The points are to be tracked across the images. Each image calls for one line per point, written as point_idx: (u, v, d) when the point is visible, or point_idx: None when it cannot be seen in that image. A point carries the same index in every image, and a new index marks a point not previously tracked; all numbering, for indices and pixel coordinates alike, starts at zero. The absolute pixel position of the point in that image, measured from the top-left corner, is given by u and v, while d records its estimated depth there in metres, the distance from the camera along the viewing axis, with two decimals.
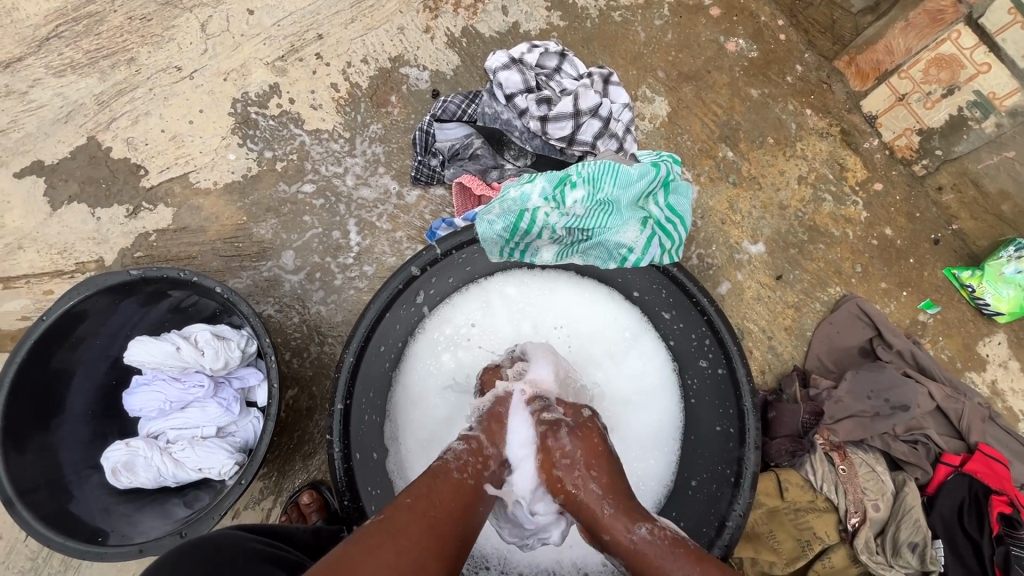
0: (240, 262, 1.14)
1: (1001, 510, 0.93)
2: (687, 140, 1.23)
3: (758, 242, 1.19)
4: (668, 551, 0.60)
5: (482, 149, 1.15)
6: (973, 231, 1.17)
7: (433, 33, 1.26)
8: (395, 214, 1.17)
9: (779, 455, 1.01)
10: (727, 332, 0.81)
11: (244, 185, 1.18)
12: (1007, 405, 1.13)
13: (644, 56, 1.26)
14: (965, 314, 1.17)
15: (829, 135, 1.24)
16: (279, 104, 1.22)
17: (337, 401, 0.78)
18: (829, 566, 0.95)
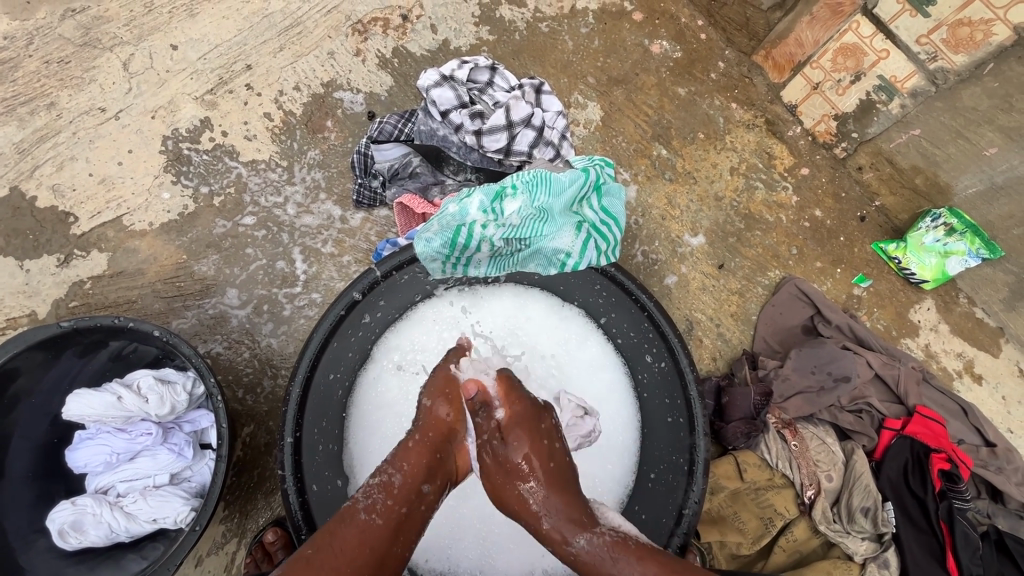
0: (183, 301, 1.11)
1: (942, 467, 0.98)
2: (622, 142, 1.27)
3: (699, 234, 1.23)
4: (613, 557, 0.60)
5: (422, 167, 1.14)
6: (893, 206, 1.24)
7: (364, 56, 1.27)
8: (341, 238, 1.17)
9: (735, 437, 1.05)
10: (668, 326, 0.84)
11: (182, 224, 1.15)
12: (941, 366, 1.20)
13: (574, 64, 1.30)
14: (895, 284, 1.24)
15: (755, 126, 1.30)
16: (212, 138, 1.20)
17: (287, 434, 0.77)
18: (792, 540, 0.98)
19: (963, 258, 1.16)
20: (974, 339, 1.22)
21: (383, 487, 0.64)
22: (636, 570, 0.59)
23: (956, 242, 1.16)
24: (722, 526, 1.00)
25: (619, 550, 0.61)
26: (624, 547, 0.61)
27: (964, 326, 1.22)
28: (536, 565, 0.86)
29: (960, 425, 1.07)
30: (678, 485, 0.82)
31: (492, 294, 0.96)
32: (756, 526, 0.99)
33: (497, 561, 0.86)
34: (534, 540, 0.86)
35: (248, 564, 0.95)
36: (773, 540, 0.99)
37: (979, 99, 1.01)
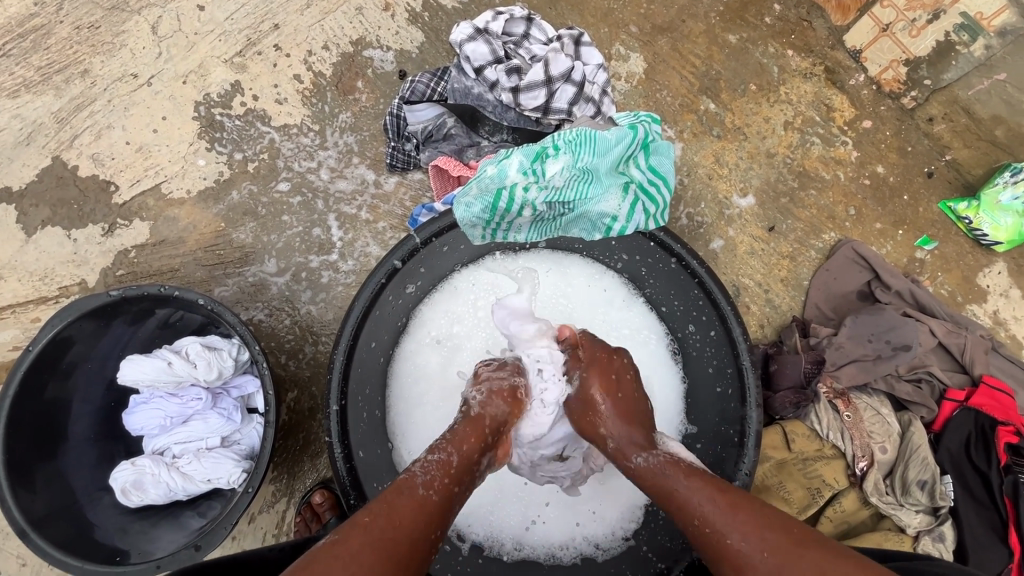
0: (224, 269, 1.12)
1: (1009, 440, 0.93)
2: (666, 96, 1.19)
3: (748, 194, 1.16)
4: (666, 472, 0.61)
5: (456, 128, 1.10)
6: (966, 160, 1.14)
7: (393, 10, 1.22)
8: (375, 203, 1.14)
9: (783, 407, 1.01)
10: (720, 293, 0.80)
11: (218, 191, 1.15)
12: (1010, 334, 1.12)
13: (615, 11, 1.21)
14: (963, 246, 1.15)
15: (813, 76, 1.20)
16: (243, 103, 1.18)
17: (333, 402, 0.77)
18: (840, 511, 0.96)
19: None
20: None
21: (440, 464, 0.62)
22: (684, 486, 0.58)
23: None
24: (767, 496, 0.97)
25: (673, 468, 0.61)
26: (677, 465, 0.61)
27: None
28: (576, 532, 0.86)
29: None
30: (727, 457, 0.80)
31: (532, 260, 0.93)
32: (803, 496, 0.97)
33: (539, 529, 0.86)
34: (575, 509, 0.86)
35: (299, 523, 0.99)
36: (820, 511, 0.97)
37: None
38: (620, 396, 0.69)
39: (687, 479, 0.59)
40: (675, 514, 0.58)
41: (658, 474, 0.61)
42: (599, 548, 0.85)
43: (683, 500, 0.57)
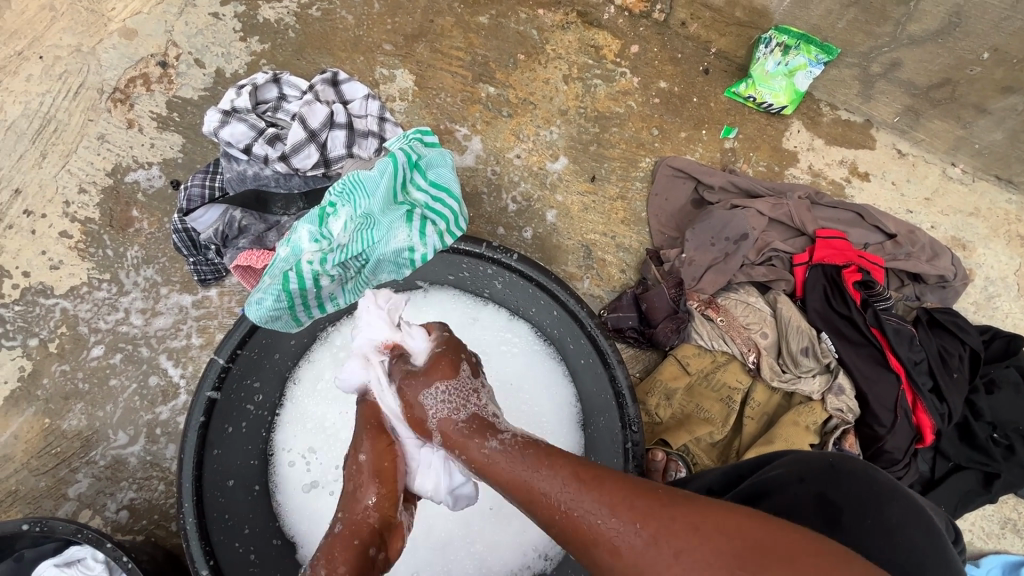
0: (69, 465, 1.00)
1: (855, 279, 1.00)
2: (446, 97, 1.18)
3: (559, 156, 1.18)
4: (523, 468, 0.55)
5: (247, 218, 1.02)
6: (728, 46, 1.20)
7: (138, 124, 1.14)
8: (202, 324, 1.06)
9: (668, 337, 1.03)
10: (538, 273, 0.79)
11: (27, 388, 1.02)
12: (829, 181, 1.20)
13: (363, 38, 1.20)
14: (760, 122, 1.21)
15: (570, 25, 1.23)
16: (15, 284, 1.06)
17: (201, 569, 0.67)
18: (756, 406, 1.00)
19: (807, 70, 1.14)
20: (850, 141, 1.21)
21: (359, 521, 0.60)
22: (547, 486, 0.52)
23: (795, 58, 1.14)
24: (690, 425, 0.99)
25: (530, 454, 0.55)
26: (533, 447, 0.56)
27: (837, 132, 1.21)
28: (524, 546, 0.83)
29: (860, 231, 1.07)
30: (615, 420, 0.78)
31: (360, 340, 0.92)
32: (720, 409, 1.00)
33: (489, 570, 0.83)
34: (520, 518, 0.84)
35: None
36: (741, 414, 1.01)
37: None
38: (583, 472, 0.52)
39: (550, 469, 0.53)
40: (532, 505, 0.53)
41: (511, 467, 0.55)
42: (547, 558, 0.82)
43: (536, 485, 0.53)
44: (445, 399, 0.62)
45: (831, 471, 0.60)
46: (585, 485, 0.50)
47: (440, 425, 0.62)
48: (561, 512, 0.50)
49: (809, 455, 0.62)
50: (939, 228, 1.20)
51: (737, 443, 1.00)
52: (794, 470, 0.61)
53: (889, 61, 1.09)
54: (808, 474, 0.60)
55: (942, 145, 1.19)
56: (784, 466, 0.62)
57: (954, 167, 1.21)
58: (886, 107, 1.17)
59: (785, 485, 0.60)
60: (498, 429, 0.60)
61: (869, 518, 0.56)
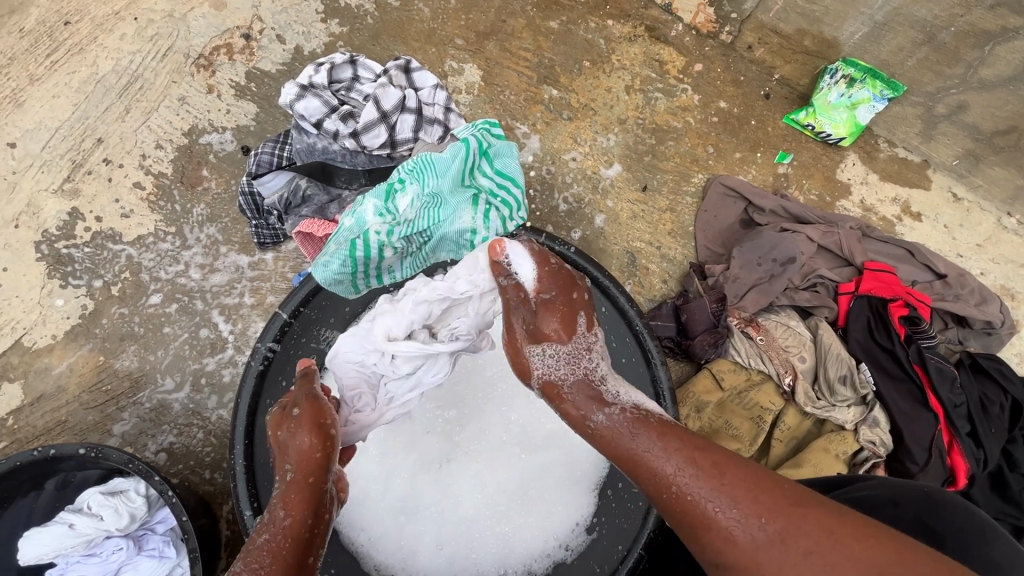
0: (116, 403, 1.05)
1: (901, 313, 1.00)
2: (509, 95, 1.22)
3: (613, 163, 1.20)
4: (632, 430, 0.59)
5: (312, 188, 1.07)
6: (792, 74, 1.22)
7: (217, 90, 1.20)
8: (255, 285, 1.10)
9: (705, 351, 1.04)
10: (595, 270, 0.83)
11: (86, 325, 1.08)
12: (880, 217, 1.20)
13: (437, 30, 1.24)
14: (816, 151, 1.22)
15: (637, 38, 1.25)
16: (87, 227, 1.12)
17: (245, 510, 0.71)
18: (786, 429, 1.00)
19: (870, 104, 1.15)
20: (905, 180, 1.22)
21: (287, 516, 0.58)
22: (655, 446, 0.56)
23: (860, 91, 1.15)
24: (718, 440, 0.99)
25: (640, 425, 0.59)
26: (645, 423, 0.59)
27: (893, 169, 1.22)
28: (547, 536, 0.85)
29: (909, 268, 1.07)
30: None
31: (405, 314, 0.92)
32: (750, 428, 1.00)
33: (508, 554, 0.84)
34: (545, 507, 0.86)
35: None
36: (769, 436, 1.01)
37: None
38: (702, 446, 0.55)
39: (663, 444, 0.56)
40: (639, 474, 0.56)
41: (620, 433, 0.59)
42: (568, 549, 0.84)
43: (648, 458, 0.56)
44: (554, 361, 0.66)
45: (928, 498, 0.61)
46: (704, 472, 0.52)
47: (559, 362, 0.66)
48: (674, 487, 0.53)
49: (909, 484, 0.63)
50: (988, 276, 1.19)
51: (763, 464, 1.00)
52: (886, 493, 0.62)
53: (956, 103, 1.10)
54: (903, 500, 0.62)
55: (1000, 193, 1.19)
56: (875, 488, 0.64)
57: (1009, 216, 1.21)
58: (946, 149, 1.18)
59: (875, 506, 0.62)
60: (606, 401, 0.63)
61: (974, 551, 0.56)
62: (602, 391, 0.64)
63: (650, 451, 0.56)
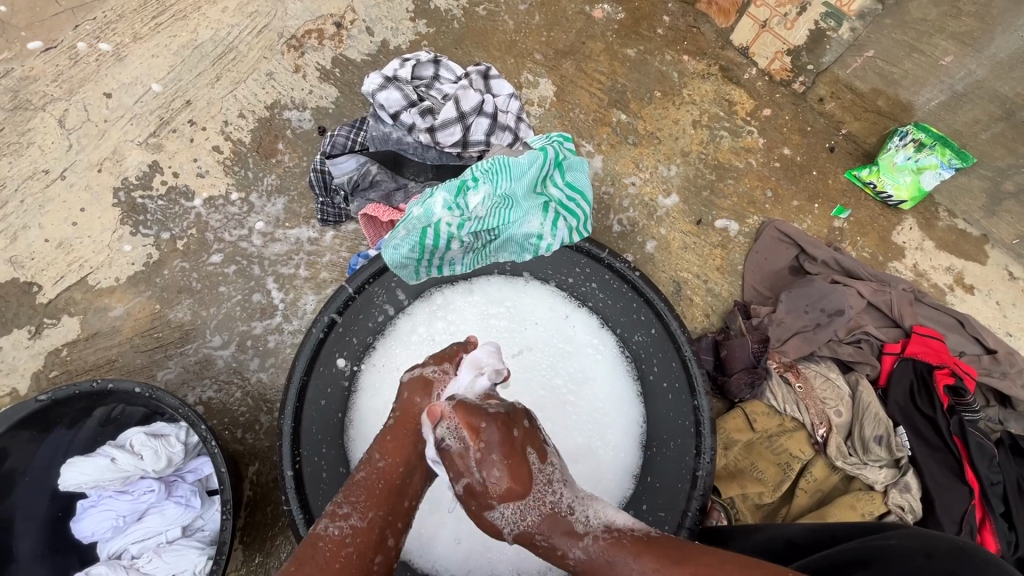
0: (165, 351, 1.09)
1: (946, 382, 0.99)
2: (579, 114, 1.25)
3: (671, 193, 1.22)
4: (610, 561, 0.58)
5: (381, 174, 1.12)
6: (860, 131, 1.23)
7: (303, 71, 1.26)
8: (312, 259, 1.15)
9: (740, 389, 1.05)
10: (653, 293, 0.85)
11: (149, 273, 1.13)
12: (932, 283, 1.20)
13: (518, 42, 1.29)
14: (874, 210, 1.23)
15: (711, 76, 1.28)
16: (164, 181, 1.18)
17: (286, 468, 0.76)
18: (813, 480, 0.99)
19: (936, 171, 1.16)
20: (960, 251, 1.21)
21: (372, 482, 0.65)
22: (635, 569, 0.56)
23: (927, 157, 1.16)
24: (742, 480, 0.99)
25: (619, 552, 0.58)
26: (623, 547, 0.58)
27: (950, 239, 1.22)
28: None
29: (958, 338, 1.07)
30: (687, 448, 0.82)
31: (453, 305, 0.92)
32: (775, 473, 0.99)
33: (524, 558, 0.85)
34: None
35: None
36: (794, 485, 0.99)
37: (926, 9, 0.99)
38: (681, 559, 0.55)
39: (642, 565, 0.55)
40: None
41: (605, 569, 0.57)
42: None
43: None
44: (513, 516, 0.63)
45: (962, 552, 0.55)
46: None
47: (513, 509, 0.62)
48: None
49: (943, 537, 0.58)
50: None
51: (785, 511, 0.99)
52: (916, 545, 0.58)
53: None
54: (936, 551, 0.56)
55: None
56: (901, 538, 0.59)
57: None
58: (1007, 226, 1.17)
59: (904, 556, 0.57)
60: None
61: None
62: (574, 521, 0.61)
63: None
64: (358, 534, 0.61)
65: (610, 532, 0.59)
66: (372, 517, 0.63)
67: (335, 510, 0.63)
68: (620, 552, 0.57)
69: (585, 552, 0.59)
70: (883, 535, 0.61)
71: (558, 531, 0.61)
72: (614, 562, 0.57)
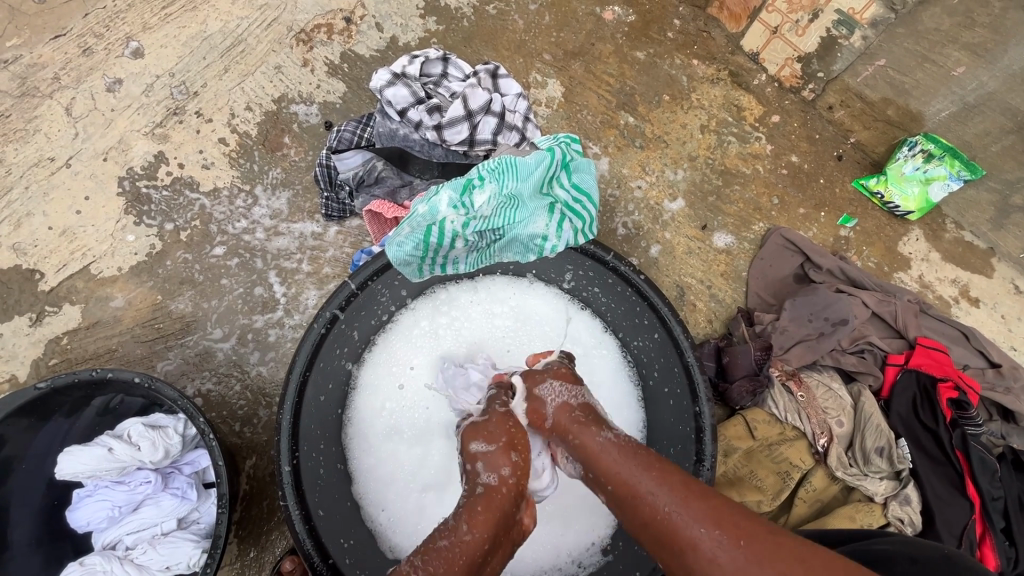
0: (166, 342, 1.09)
1: (949, 395, 0.98)
2: (587, 115, 1.25)
3: (677, 198, 1.21)
4: (621, 456, 0.61)
5: (386, 171, 1.12)
6: (868, 140, 1.23)
7: (312, 65, 1.25)
8: (315, 254, 1.14)
9: (741, 397, 1.04)
10: (656, 295, 0.83)
11: (151, 264, 1.13)
12: (937, 295, 1.19)
13: (528, 42, 1.28)
14: (881, 220, 1.22)
15: (720, 81, 1.27)
16: (169, 172, 1.17)
17: (284, 464, 0.74)
18: (812, 490, 0.98)
19: (944, 182, 1.14)
20: (966, 263, 1.21)
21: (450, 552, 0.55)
22: (643, 477, 0.58)
23: (936, 167, 1.14)
24: (741, 488, 0.98)
25: (627, 451, 0.62)
26: (637, 452, 0.61)
27: (956, 250, 1.21)
28: (560, 550, 0.85)
29: (962, 350, 1.06)
30: (687, 454, 0.81)
31: (455, 305, 0.93)
32: (774, 482, 0.98)
33: (519, 560, 0.84)
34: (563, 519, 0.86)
35: None
36: (793, 494, 0.99)
37: (939, 19, 0.99)
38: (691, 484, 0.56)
39: (655, 473, 0.58)
40: (629, 499, 0.58)
41: (614, 458, 0.61)
42: (580, 566, 0.84)
43: (631, 479, 0.58)
44: (559, 396, 0.71)
45: (944, 559, 0.57)
46: (681, 493, 0.55)
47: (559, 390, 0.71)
48: (652, 505, 0.55)
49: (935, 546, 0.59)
50: None
51: (783, 520, 0.98)
52: (906, 551, 0.59)
53: None
54: (921, 557, 0.58)
55: None
56: (892, 544, 0.61)
57: None
58: (1014, 240, 1.17)
59: (891, 559, 0.59)
60: (607, 424, 0.67)
61: None
62: (601, 415, 0.68)
63: (636, 479, 0.58)
64: None
65: (624, 437, 0.64)
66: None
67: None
68: (629, 453, 0.61)
69: (604, 439, 0.63)
70: (879, 541, 0.64)
71: (588, 430, 0.65)
72: (620, 457, 0.61)
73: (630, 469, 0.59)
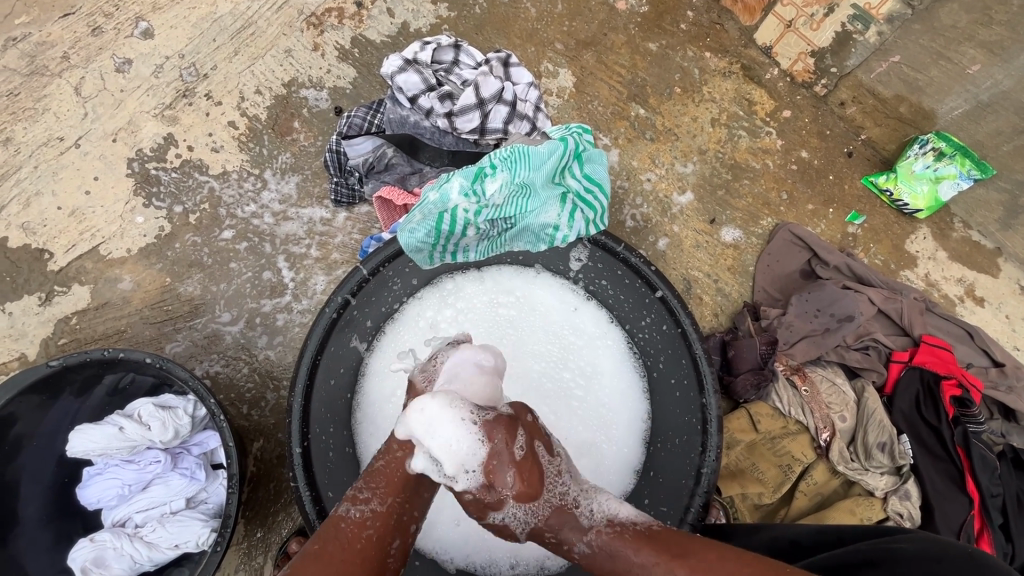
0: (174, 324, 1.09)
1: (953, 394, 1.00)
2: (598, 106, 1.24)
3: (686, 191, 1.21)
4: (612, 549, 0.58)
5: (396, 158, 1.12)
6: (879, 137, 1.22)
7: (323, 49, 1.24)
8: (324, 240, 1.14)
9: (745, 390, 1.06)
10: (664, 287, 0.82)
11: (160, 246, 1.13)
12: (942, 294, 1.19)
13: (540, 31, 1.27)
14: (889, 218, 1.22)
15: (732, 74, 1.27)
16: (178, 154, 1.17)
17: (295, 445, 0.75)
18: (813, 484, 0.99)
19: (954, 181, 1.14)
20: (973, 263, 1.21)
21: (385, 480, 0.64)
22: (637, 562, 0.56)
23: (946, 166, 1.14)
24: (742, 479, 0.99)
25: (618, 539, 0.58)
26: (622, 535, 0.58)
27: (963, 250, 1.21)
28: None
29: (966, 349, 1.07)
30: (693, 445, 0.81)
31: (463, 293, 0.93)
32: (776, 474, 0.99)
33: (523, 546, 0.85)
34: None
35: None
36: (794, 487, 1.00)
37: (957, 16, 0.98)
38: (687, 559, 0.54)
39: (642, 556, 0.56)
40: None
41: (604, 558, 0.58)
42: None
43: (631, 575, 0.55)
44: None
45: (968, 558, 0.54)
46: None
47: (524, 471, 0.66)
48: None
49: (959, 546, 0.56)
50: None
51: (783, 513, 0.99)
52: (926, 550, 0.56)
53: None
54: (944, 556, 0.55)
55: None
56: (912, 542, 0.58)
57: None
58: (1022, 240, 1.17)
59: (913, 559, 0.56)
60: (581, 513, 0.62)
61: None
62: (577, 513, 0.62)
63: (635, 574, 0.55)
64: (378, 518, 0.60)
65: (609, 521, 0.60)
66: (392, 502, 0.62)
67: (356, 495, 0.62)
68: (620, 540, 0.58)
69: (586, 540, 0.60)
70: (894, 540, 0.60)
71: (564, 524, 0.61)
72: (611, 546, 0.58)
73: (628, 559, 0.56)
